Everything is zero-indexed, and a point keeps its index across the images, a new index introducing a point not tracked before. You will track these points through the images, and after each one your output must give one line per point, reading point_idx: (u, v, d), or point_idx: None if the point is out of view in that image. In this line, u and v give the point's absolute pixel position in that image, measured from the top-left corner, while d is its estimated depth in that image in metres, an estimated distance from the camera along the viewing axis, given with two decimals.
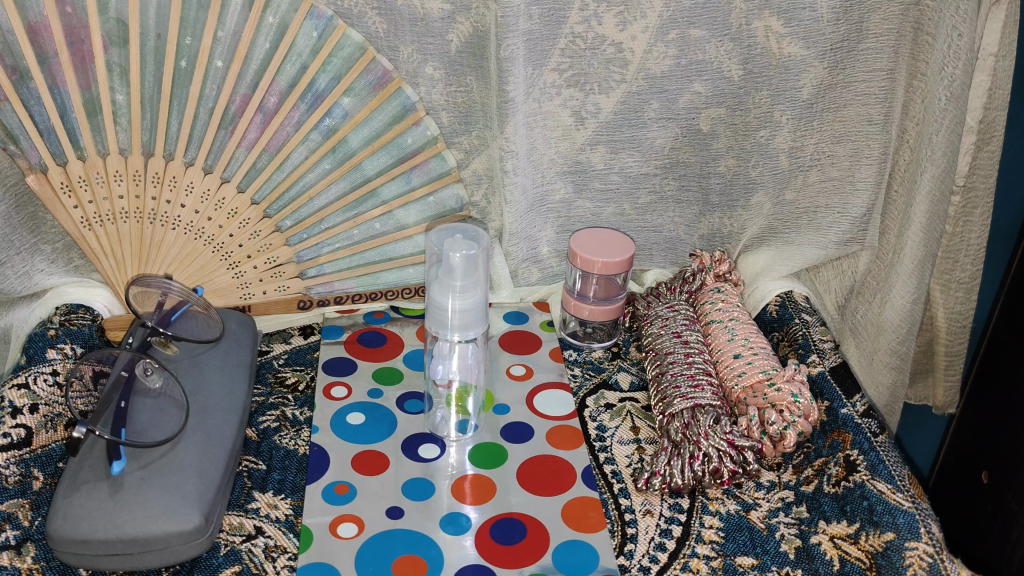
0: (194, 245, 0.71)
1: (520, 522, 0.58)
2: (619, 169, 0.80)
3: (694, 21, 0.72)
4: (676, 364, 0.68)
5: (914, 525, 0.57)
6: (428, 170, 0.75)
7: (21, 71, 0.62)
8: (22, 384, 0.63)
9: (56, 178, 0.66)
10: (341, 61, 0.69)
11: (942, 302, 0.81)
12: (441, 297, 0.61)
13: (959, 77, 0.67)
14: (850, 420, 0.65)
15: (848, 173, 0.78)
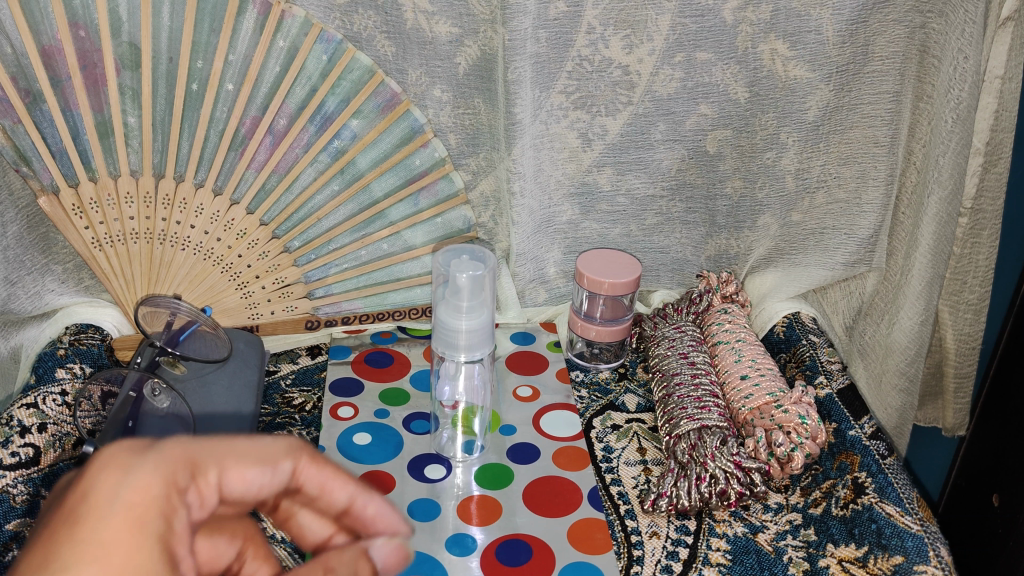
0: (203, 265, 0.71)
1: (526, 543, 0.58)
2: (626, 192, 0.81)
3: (700, 44, 0.72)
4: (682, 386, 0.67)
5: (923, 548, 0.56)
6: (436, 192, 0.76)
7: (34, 94, 0.63)
8: (31, 403, 0.64)
9: (68, 200, 0.66)
10: (349, 83, 0.69)
11: (951, 324, 0.81)
12: (449, 318, 0.61)
13: (965, 99, 0.66)
14: (858, 442, 0.64)
15: (854, 195, 0.78)
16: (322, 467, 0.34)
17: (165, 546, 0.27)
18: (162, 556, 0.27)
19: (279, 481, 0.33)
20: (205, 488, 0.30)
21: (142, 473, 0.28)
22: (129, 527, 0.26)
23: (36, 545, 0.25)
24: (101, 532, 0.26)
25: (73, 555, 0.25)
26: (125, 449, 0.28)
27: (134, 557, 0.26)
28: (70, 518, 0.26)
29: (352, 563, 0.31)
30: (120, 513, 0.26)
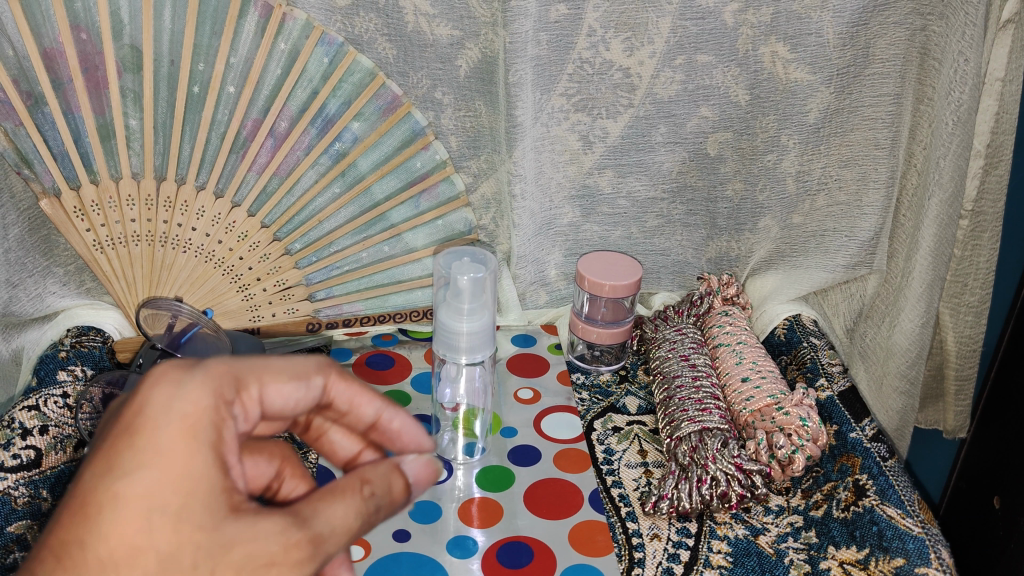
0: (204, 267, 0.72)
1: (527, 545, 0.58)
2: (627, 194, 0.81)
3: (700, 47, 0.72)
4: (684, 388, 0.67)
5: (924, 550, 0.55)
6: (437, 195, 0.75)
7: (36, 96, 0.63)
8: (33, 405, 0.64)
9: (69, 202, 0.66)
10: (350, 86, 0.69)
11: (952, 326, 0.81)
12: (451, 320, 0.61)
13: (965, 101, 0.66)
14: (859, 444, 0.64)
15: (855, 197, 0.77)
16: (351, 384, 0.40)
17: (216, 444, 0.32)
18: (213, 451, 0.32)
19: (316, 394, 0.38)
20: (248, 394, 0.35)
21: (192, 385, 0.33)
22: (183, 432, 0.32)
23: (109, 445, 0.31)
24: (161, 439, 0.31)
25: (138, 456, 0.31)
26: (176, 366, 0.33)
27: (187, 455, 0.31)
28: (129, 426, 0.31)
29: (385, 475, 0.37)
30: (175, 423, 0.32)
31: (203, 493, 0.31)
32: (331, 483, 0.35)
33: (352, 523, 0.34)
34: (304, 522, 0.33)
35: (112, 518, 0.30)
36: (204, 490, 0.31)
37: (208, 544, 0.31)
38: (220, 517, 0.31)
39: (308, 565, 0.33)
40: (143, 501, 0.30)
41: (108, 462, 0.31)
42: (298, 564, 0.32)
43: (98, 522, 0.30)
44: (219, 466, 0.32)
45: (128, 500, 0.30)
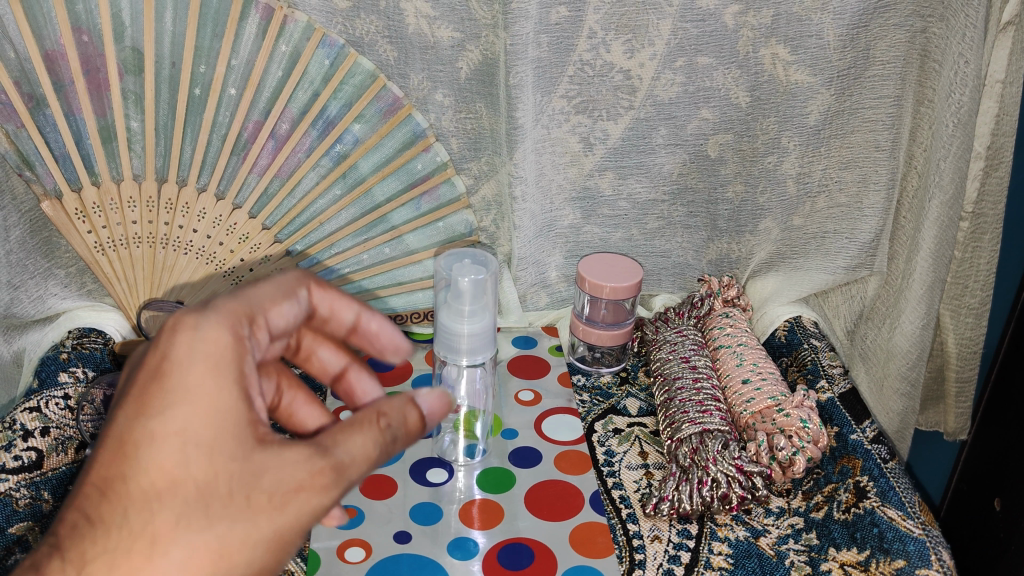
0: (205, 269, 0.72)
1: (528, 547, 0.58)
2: (628, 196, 0.81)
3: (701, 49, 0.72)
4: (684, 390, 0.68)
5: (925, 552, 0.55)
6: (439, 196, 0.75)
7: (37, 98, 0.63)
8: (34, 407, 0.64)
9: (71, 204, 0.66)
10: (352, 88, 0.69)
11: (953, 328, 0.81)
12: (451, 321, 0.61)
13: (966, 103, 0.66)
14: (860, 445, 0.64)
15: (856, 199, 0.78)
16: (329, 292, 0.47)
17: (240, 378, 0.36)
18: (238, 386, 0.36)
19: (302, 304, 0.44)
20: (256, 319, 0.40)
21: (209, 324, 0.37)
22: (208, 371, 0.36)
23: (143, 386, 0.36)
24: (187, 377, 0.35)
25: (170, 396, 0.35)
26: (192, 312, 0.37)
27: (215, 391, 0.35)
28: (160, 370, 0.36)
29: (400, 407, 0.41)
30: (199, 363, 0.36)
31: (233, 426, 0.36)
32: (351, 418, 0.39)
33: (370, 452, 0.39)
34: (327, 451, 0.38)
35: (153, 452, 0.35)
36: (232, 423, 0.36)
37: (241, 473, 0.36)
38: (248, 448, 0.36)
39: (331, 489, 0.37)
40: (178, 437, 0.35)
41: (144, 402, 0.35)
42: (322, 487, 0.37)
43: (140, 457, 0.34)
44: (244, 400, 0.36)
45: (164, 436, 0.35)
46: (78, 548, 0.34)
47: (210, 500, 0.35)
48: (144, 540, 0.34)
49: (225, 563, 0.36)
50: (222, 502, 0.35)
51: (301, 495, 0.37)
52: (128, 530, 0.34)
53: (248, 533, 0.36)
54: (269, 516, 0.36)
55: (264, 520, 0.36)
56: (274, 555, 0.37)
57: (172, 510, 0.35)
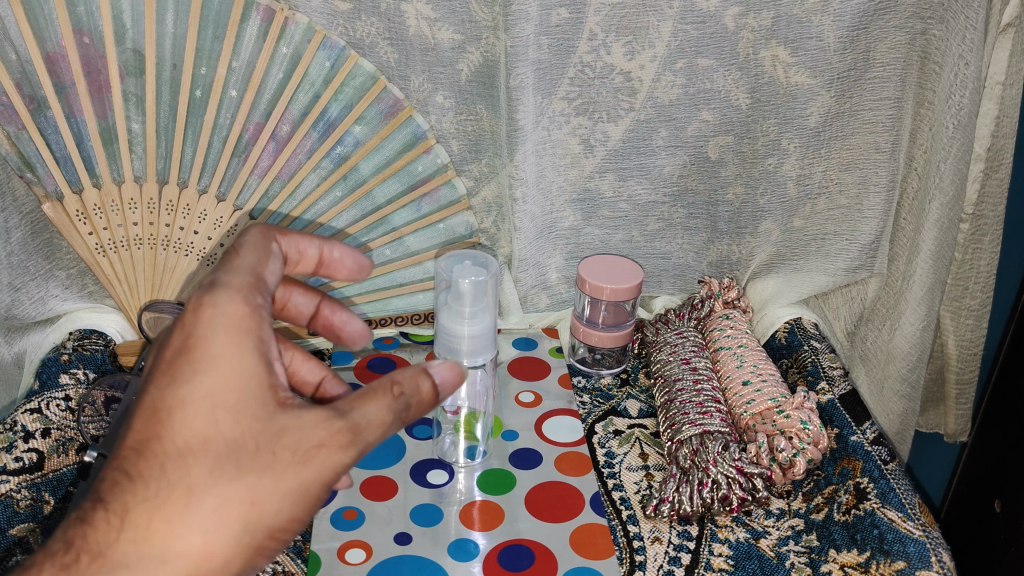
0: (206, 272, 0.71)
1: (528, 549, 0.58)
2: (628, 198, 0.81)
3: (702, 51, 0.72)
4: (685, 391, 0.68)
5: (925, 554, 0.55)
6: (440, 198, 0.75)
7: (38, 101, 0.63)
8: (35, 409, 0.64)
9: (72, 206, 0.67)
10: (352, 90, 0.69)
11: (953, 330, 0.82)
12: (451, 323, 0.61)
13: (966, 105, 0.66)
14: (861, 447, 0.64)
15: (856, 201, 0.78)
16: (289, 237, 0.48)
17: (260, 345, 0.40)
18: (258, 351, 0.40)
19: (279, 257, 0.46)
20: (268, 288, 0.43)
21: (228, 295, 0.40)
22: (230, 339, 0.39)
23: (173, 355, 0.39)
24: (211, 344, 0.39)
25: (197, 364, 0.39)
26: (209, 286, 0.40)
27: (237, 356, 0.39)
28: (187, 342, 0.39)
29: (413, 376, 0.42)
30: (222, 332, 0.39)
31: (257, 388, 0.39)
32: (367, 385, 0.41)
33: (386, 418, 0.41)
34: (344, 414, 0.40)
35: (185, 413, 0.38)
36: (254, 386, 0.39)
37: (265, 431, 0.39)
38: (271, 410, 0.39)
39: (350, 448, 0.40)
40: (206, 399, 0.38)
41: (175, 370, 0.39)
42: (339, 446, 0.40)
43: (174, 416, 0.38)
44: (265, 366, 0.40)
45: (194, 400, 0.39)
46: (121, 500, 0.38)
47: (239, 454, 0.39)
48: (180, 490, 0.38)
49: (256, 513, 0.39)
50: (249, 456, 0.39)
51: (321, 452, 0.39)
52: (167, 482, 0.38)
53: (274, 484, 0.39)
54: (293, 470, 0.39)
55: (289, 474, 0.39)
56: (302, 510, 0.40)
57: (205, 463, 0.38)
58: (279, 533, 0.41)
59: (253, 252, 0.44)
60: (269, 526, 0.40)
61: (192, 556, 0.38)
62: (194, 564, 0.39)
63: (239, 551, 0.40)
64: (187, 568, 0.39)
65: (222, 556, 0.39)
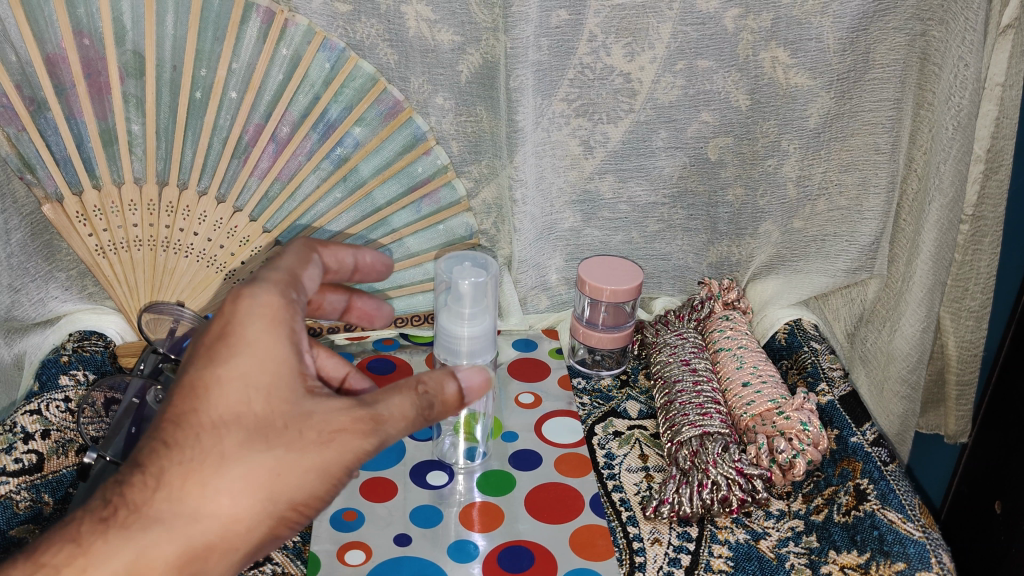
0: (205, 273, 0.72)
1: (528, 550, 0.58)
2: (628, 199, 0.81)
3: (701, 52, 0.72)
4: (684, 393, 0.68)
5: (925, 555, 0.55)
6: (439, 199, 0.75)
7: (38, 102, 0.63)
8: (34, 410, 0.64)
9: (72, 208, 0.67)
10: (352, 91, 0.68)
11: (953, 331, 0.81)
12: (451, 324, 0.61)
13: (966, 106, 0.66)
14: (860, 448, 0.64)
15: (856, 202, 0.78)
16: (329, 249, 0.52)
17: (292, 335, 0.43)
18: (290, 340, 0.43)
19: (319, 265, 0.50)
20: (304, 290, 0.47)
21: (267, 291, 0.44)
22: (266, 326, 0.42)
23: (212, 340, 0.42)
24: (247, 331, 0.42)
25: (233, 347, 0.42)
26: (249, 283, 0.44)
27: (271, 342, 0.42)
28: (225, 329, 0.42)
29: (439, 379, 0.46)
30: (258, 320, 0.42)
31: (287, 372, 0.42)
32: (391, 384, 0.45)
33: (407, 412, 0.44)
34: (368, 405, 0.43)
35: (220, 390, 0.41)
36: (286, 370, 0.42)
37: (293, 412, 0.42)
38: (300, 395, 0.42)
39: (371, 434, 0.43)
40: (241, 379, 0.41)
41: (213, 352, 0.42)
42: (362, 433, 0.43)
43: (210, 393, 0.41)
44: (296, 354, 0.43)
45: (229, 379, 0.41)
46: (158, 465, 0.40)
47: (268, 430, 0.41)
48: (212, 458, 0.40)
49: (280, 486, 0.41)
50: (277, 434, 0.41)
51: (344, 436, 0.42)
52: (200, 449, 0.40)
53: (299, 461, 0.41)
54: (316, 450, 0.42)
55: (313, 453, 0.42)
56: (321, 490, 0.42)
57: (236, 436, 0.41)
58: (299, 510, 0.43)
59: (295, 258, 0.48)
60: (291, 501, 0.42)
61: (219, 520, 0.40)
62: (221, 529, 0.40)
63: (262, 521, 0.42)
64: (214, 531, 0.40)
65: (246, 524, 0.41)
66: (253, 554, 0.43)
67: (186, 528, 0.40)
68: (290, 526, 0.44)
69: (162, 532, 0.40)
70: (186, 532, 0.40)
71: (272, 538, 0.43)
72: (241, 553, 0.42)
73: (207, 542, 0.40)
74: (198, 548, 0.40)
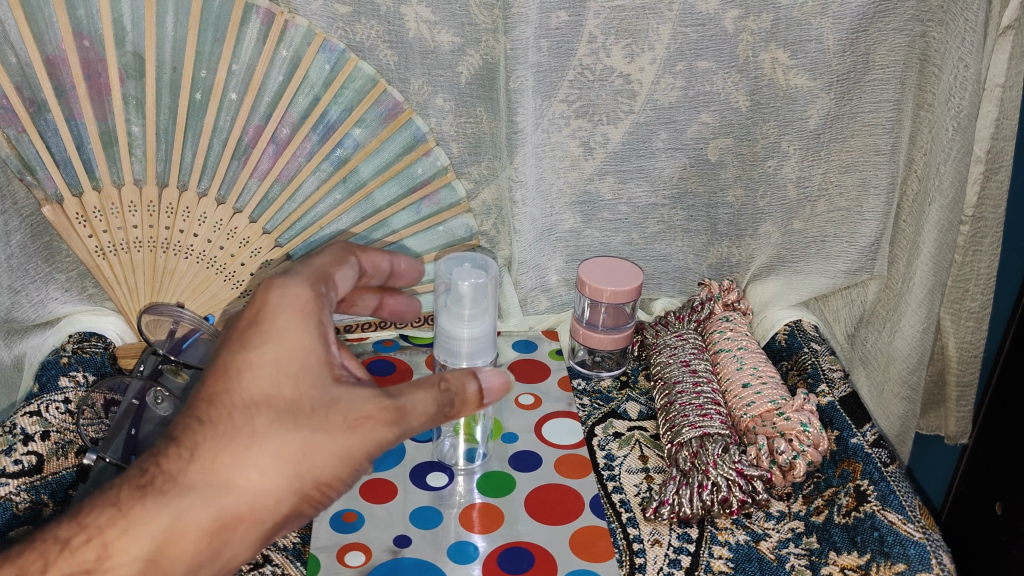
0: (205, 274, 0.72)
1: (528, 551, 0.58)
2: (628, 200, 0.81)
3: (701, 53, 0.72)
4: (684, 394, 0.67)
5: (926, 556, 0.55)
6: (439, 201, 0.75)
7: (38, 103, 0.63)
8: (34, 411, 0.64)
9: (72, 209, 0.67)
10: (352, 92, 0.68)
11: (953, 332, 0.81)
12: (451, 326, 0.61)
13: (965, 107, 0.66)
14: (860, 449, 0.64)
15: (856, 203, 0.78)
16: (367, 253, 0.54)
17: (320, 327, 0.45)
18: (319, 329, 0.45)
19: (355, 268, 0.53)
20: (334, 288, 0.50)
21: (298, 283, 0.46)
22: (295, 317, 0.45)
23: (244, 326, 0.44)
24: (278, 320, 0.44)
25: (264, 333, 0.44)
26: (280, 278, 0.47)
27: (301, 329, 0.44)
28: (257, 317, 0.44)
29: (462, 377, 0.46)
30: (289, 311, 0.45)
31: (315, 360, 0.44)
32: (417, 378, 0.46)
33: (430, 407, 0.45)
34: (393, 395, 0.44)
35: (252, 372, 0.43)
36: (314, 359, 0.44)
37: (320, 397, 0.43)
38: (327, 382, 0.44)
39: (395, 424, 0.44)
40: (271, 363, 0.43)
41: (245, 337, 0.44)
42: (385, 422, 0.44)
43: (242, 374, 0.43)
44: (323, 344, 0.45)
45: (260, 362, 0.43)
46: (191, 438, 0.42)
47: (296, 413, 0.43)
48: (243, 434, 0.42)
49: (308, 465, 0.43)
50: (305, 416, 0.43)
51: (369, 424, 0.43)
52: (232, 425, 0.42)
53: (324, 444, 0.43)
54: (342, 435, 0.43)
55: (339, 437, 0.43)
56: (344, 473, 0.44)
57: (267, 414, 0.43)
58: (324, 492, 0.44)
59: (330, 258, 0.51)
60: (317, 482, 0.43)
61: (249, 493, 0.42)
62: (251, 502, 0.42)
63: (288, 499, 0.43)
64: (244, 503, 0.42)
65: (273, 499, 0.43)
66: (277, 530, 0.45)
67: (218, 498, 0.42)
68: (315, 508, 0.45)
69: (196, 500, 0.41)
70: (219, 502, 0.42)
71: (296, 517, 0.45)
72: (268, 527, 0.43)
73: (237, 513, 0.42)
74: (229, 519, 0.42)
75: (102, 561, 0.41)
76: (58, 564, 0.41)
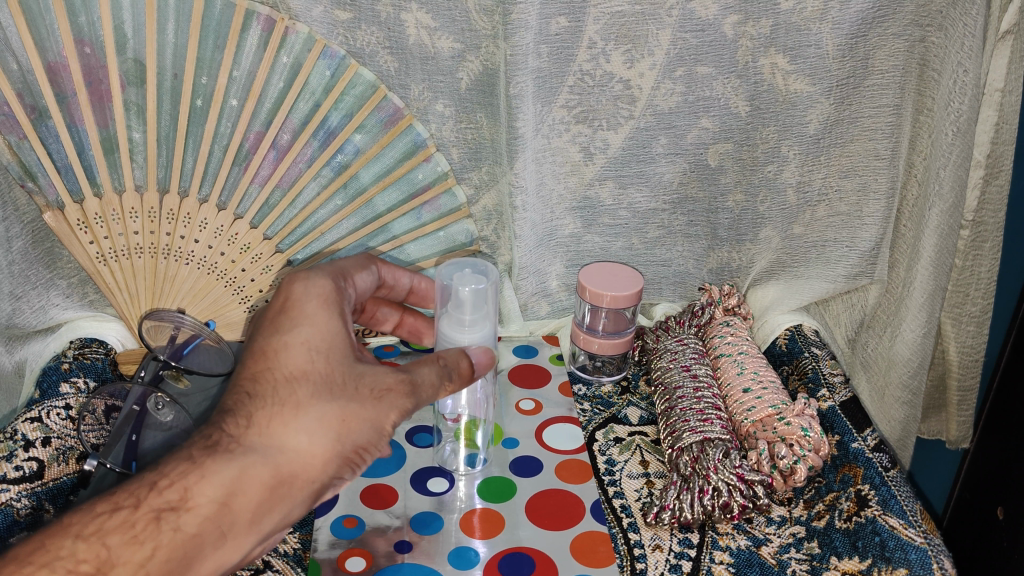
0: (206, 279, 0.72)
1: (529, 557, 0.58)
2: (628, 205, 0.81)
3: (700, 58, 0.73)
4: (684, 399, 0.68)
5: (926, 561, 0.55)
6: (439, 206, 0.75)
7: (40, 110, 0.63)
8: (35, 417, 0.65)
9: (73, 215, 0.67)
10: (352, 98, 0.69)
11: (954, 336, 0.81)
12: (452, 331, 0.61)
13: (965, 112, 0.67)
14: (861, 454, 0.64)
15: (856, 208, 0.78)
16: (388, 268, 0.62)
17: (342, 314, 0.50)
18: (341, 317, 0.50)
19: (374, 275, 0.59)
20: (349, 284, 0.55)
21: (319, 280, 0.51)
22: (320, 305, 0.50)
23: (275, 314, 0.49)
24: (304, 307, 0.49)
25: (295, 319, 0.49)
26: (300, 273, 0.52)
27: (326, 317, 0.49)
28: (285, 306, 0.49)
29: (456, 356, 0.54)
30: (314, 300, 0.50)
31: (341, 341, 0.49)
32: (417, 358, 0.52)
33: (434, 379, 0.51)
34: (405, 370, 0.50)
35: (288, 353, 0.47)
36: (339, 340, 0.49)
37: (349, 371, 0.48)
38: (352, 360, 0.49)
39: (410, 395, 0.49)
40: (304, 343, 0.48)
41: (277, 323, 0.49)
42: (403, 393, 0.49)
43: (279, 354, 0.47)
44: (345, 328, 0.50)
45: (294, 344, 0.48)
46: (245, 410, 0.46)
47: (331, 385, 0.47)
48: (289, 406, 0.46)
49: (349, 430, 0.47)
50: (339, 388, 0.47)
51: (391, 395, 0.48)
52: (279, 398, 0.46)
53: (357, 411, 0.47)
54: (371, 405, 0.48)
55: (368, 406, 0.48)
56: (376, 440, 0.48)
57: (307, 388, 0.47)
58: (360, 455, 0.48)
59: (354, 262, 0.57)
60: (355, 446, 0.47)
61: (301, 455, 0.46)
62: (304, 461, 0.46)
63: (333, 461, 0.47)
64: (297, 462, 0.46)
65: (321, 461, 0.47)
66: (321, 494, 0.49)
67: (275, 458, 0.46)
68: (351, 471, 0.49)
69: (258, 458, 0.45)
70: (276, 462, 0.46)
71: (336, 480, 0.49)
72: (316, 488, 0.47)
73: (291, 472, 0.46)
74: (286, 475, 0.46)
75: (185, 501, 0.43)
76: (149, 501, 0.43)
